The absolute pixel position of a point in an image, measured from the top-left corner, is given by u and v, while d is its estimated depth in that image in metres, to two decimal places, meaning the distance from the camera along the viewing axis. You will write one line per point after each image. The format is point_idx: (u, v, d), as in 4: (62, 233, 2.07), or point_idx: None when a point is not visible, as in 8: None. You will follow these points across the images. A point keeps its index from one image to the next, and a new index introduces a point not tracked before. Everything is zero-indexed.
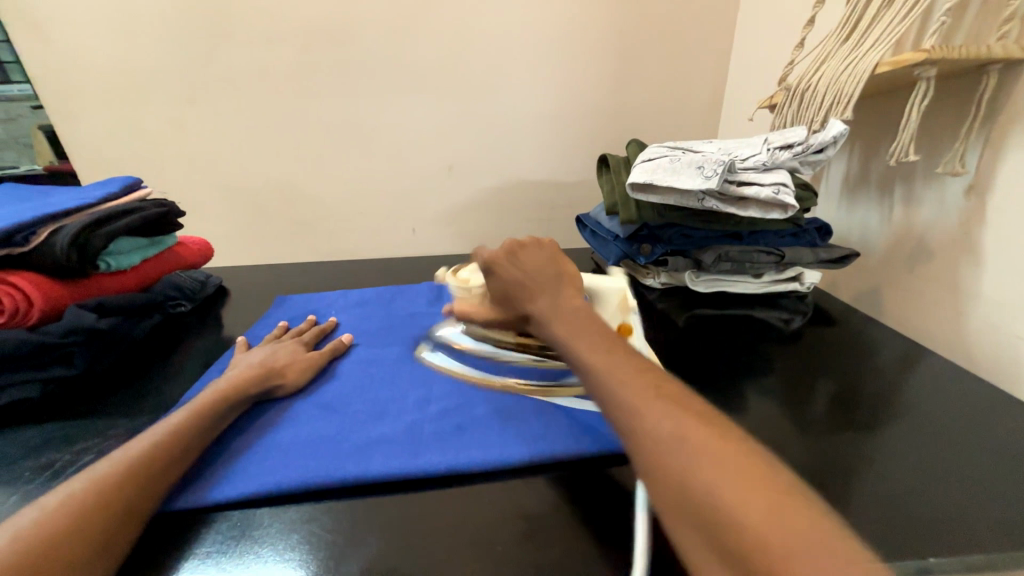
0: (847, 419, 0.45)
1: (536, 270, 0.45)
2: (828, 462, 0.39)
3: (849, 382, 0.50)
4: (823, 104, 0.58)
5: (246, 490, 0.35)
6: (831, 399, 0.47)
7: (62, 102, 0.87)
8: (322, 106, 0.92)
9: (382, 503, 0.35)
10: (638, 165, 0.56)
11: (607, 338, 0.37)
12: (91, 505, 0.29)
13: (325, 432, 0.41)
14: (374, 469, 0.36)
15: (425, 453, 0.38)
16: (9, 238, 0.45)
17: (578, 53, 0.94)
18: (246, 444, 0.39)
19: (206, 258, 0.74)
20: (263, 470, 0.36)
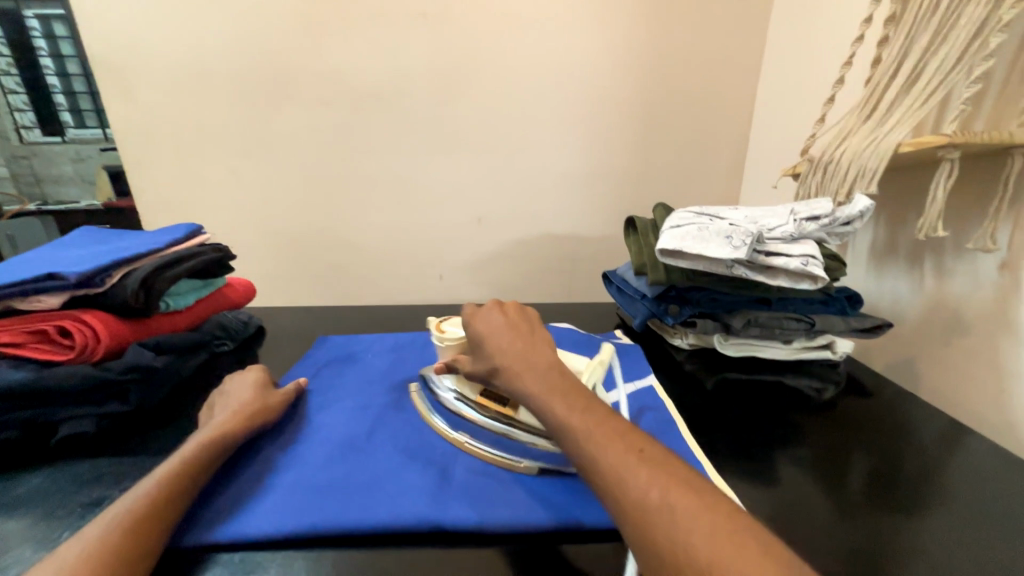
0: (886, 499, 0.43)
1: (511, 325, 0.48)
2: (868, 544, 0.38)
3: (886, 458, 0.48)
4: (847, 177, 0.60)
5: (269, 531, 0.36)
6: (868, 476, 0.46)
7: (137, 151, 0.97)
8: (367, 161, 0.99)
9: (387, 561, 0.35)
10: (666, 230, 0.58)
11: (584, 400, 0.38)
12: (100, 553, 0.30)
13: (335, 476, 0.41)
14: (394, 518, 0.37)
15: (446, 503, 0.38)
16: (87, 281, 0.49)
17: (606, 120, 1.01)
18: (258, 483, 0.41)
19: (249, 299, 0.77)
20: (287, 510, 0.37)
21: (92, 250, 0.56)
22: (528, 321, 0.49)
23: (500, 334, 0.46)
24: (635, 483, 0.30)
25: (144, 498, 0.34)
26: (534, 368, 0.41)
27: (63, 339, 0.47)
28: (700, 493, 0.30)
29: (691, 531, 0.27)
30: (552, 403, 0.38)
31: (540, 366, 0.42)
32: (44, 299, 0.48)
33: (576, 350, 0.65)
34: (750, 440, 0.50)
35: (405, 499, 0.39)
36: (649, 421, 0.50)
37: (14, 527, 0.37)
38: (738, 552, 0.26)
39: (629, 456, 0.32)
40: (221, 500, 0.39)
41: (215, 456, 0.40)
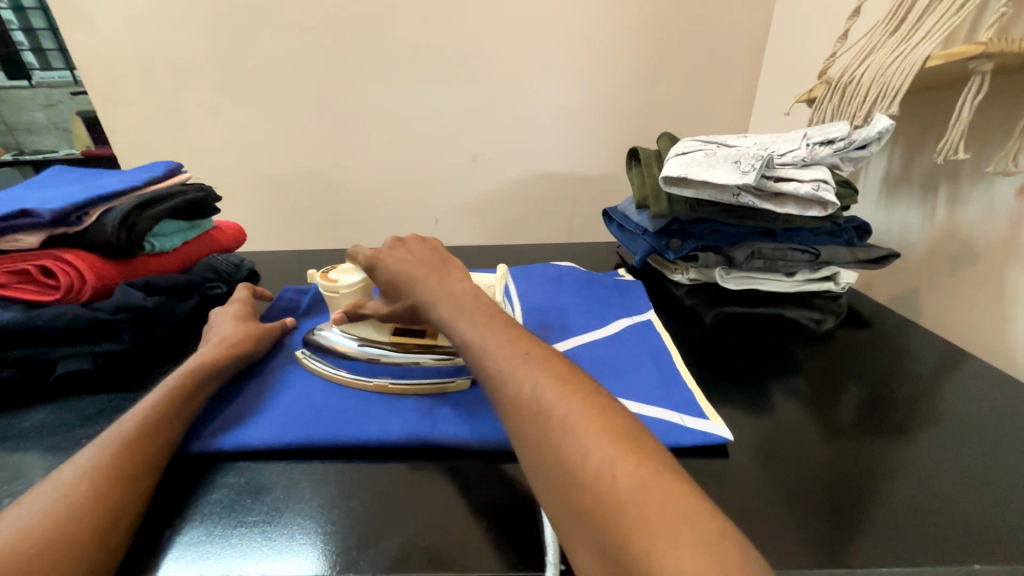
0: (874, 422, 0.44)
1: (422, 258, 0.47)
2: (852, 462, 0.39)
3: (876, 384, 0.49)
4: (867, 98, 0.56)
5: (268, 442, 0.38)
6: (859, 402, 0.47)
7: (105, 89, 0.90)
8: (351, 95, 0.93)
9: (385, 472, 0.37)
10: (672, 158, 0.54)
11: (488, 314, 0.39)
12: (100, 472, 0.31)
13: (324, 401, 0.42)
14: (384, 435, 0.38)
15: (431, 423, 0.39)
16: (65, 218, 0.47)
17: (609, 44, 0.93)
18: (253, 407, 0.42)
19: (239, 243, 0.75)
20: (284, 424, 0.39)
21: (66, 189, 0.53)
22: (442, 251, 0.49)
23: (409, 266, 0.45)
24: (514, 379, 0.32)
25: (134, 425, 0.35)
26: (441, 293, 0.42)
27: (48, 279, 0.46)
28: (563, 382, 0.31)
29: (551, 415, 0.29)
30: (456, 321, 0.39)
31: (441, 291, 0.42)
32: (22, 238, 0.46)
33: (577, 287, 0.65)
34: (741, 370, 0.51)
35: (397, 419, 0.40)
36: (643, 354, 0.50)
37: (24, 460, 0.38)
38: (586, 428, 0.28)
39: (510, 357, 0.33)
40: (220, 421, 0.40)
41: (203, 385, 0.40)
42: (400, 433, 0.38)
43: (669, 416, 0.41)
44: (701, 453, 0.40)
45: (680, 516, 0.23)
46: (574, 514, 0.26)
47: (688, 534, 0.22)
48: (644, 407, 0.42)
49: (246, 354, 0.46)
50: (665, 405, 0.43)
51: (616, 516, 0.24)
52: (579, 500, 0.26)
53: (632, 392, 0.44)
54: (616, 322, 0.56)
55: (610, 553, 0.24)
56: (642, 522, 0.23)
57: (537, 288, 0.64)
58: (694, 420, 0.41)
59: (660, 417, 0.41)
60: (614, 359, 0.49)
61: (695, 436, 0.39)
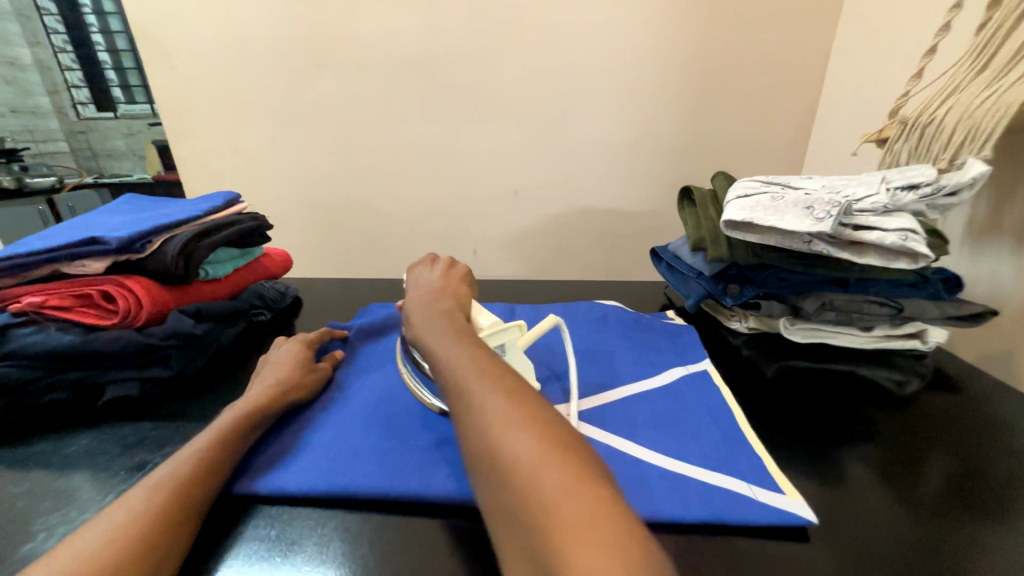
0: (967, 503, 0.38)
1: (427, 288, 0.48)
2: (934, 548, 0.34)
3: (969, 459, 0.43)
4: (950, 141, 0.52)
5: (305, 487, 0.36)
6: (949, 478, 0.40)
7: (179, 122, 0.97)
8: (401, 129, 0.96)
9: (421, 531, 0.34)
10: (732, 200, 0.51)
11: (462, 334, 0.38)
12: (145, 512, 0.30)
13: (355, 443, 0.40)
14: (425, 489, 0.35)
15: (471, 478, 0.36)
16: (130, 246, 0.49)
17: (657, 82, 0.92)
18: (289, 447, 0.40)
19: (286, 269, 0.76)
20: (321, 467, 0.38)
21: (134, 217, 0.56)
22: (468, 280, 0.51)
23: (419, 293, 0.47)
24: (467, 388, 0.32)
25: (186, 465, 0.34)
26: (431, 316, 0.42)
27: (108, 304, 0.47)
28: (508, 391, 0.31)
29: (489, 421, 0.29)
30: (431, 337, 0.39)
31: (437, 315, 0.42)
32: (90, 263, 0.48)
33: (623, 329, 0.61)
34: (807, 433, 0.45)
35: (434, 470, 0.37)
36: (702, 411, 0.45)
37: (63, 489, 0.38)
38: (519, 432, 0.27)
39: (468, 371, 0.33)
40: (260, 461, 0.38)
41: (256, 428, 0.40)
42: (437, 489, 0.35)
43: (736, 485, 0.37)
44: (777, 533, 0.34)
45: (594, 517, 0.23)
46: (506, 518, 0.25)
47: (600, 534, 0.22)
48: (708, 473, 0.38)
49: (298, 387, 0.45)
50: (731, 472, 0.38)
51: (540, 522, 0.23)
52: (509, 504, 0.25)
53: (691, 454, 0.40)
54: (668, 371, 0.52)
55: (530, 558, 0.23)
56: (562, 526, 0.23)
57: (579, 328, 0.61)
58: (766, 493, 0.36)
59: (724, 486, 0.37)
60: (670, 415, 0.45)
61: (768, 514, 0.34)
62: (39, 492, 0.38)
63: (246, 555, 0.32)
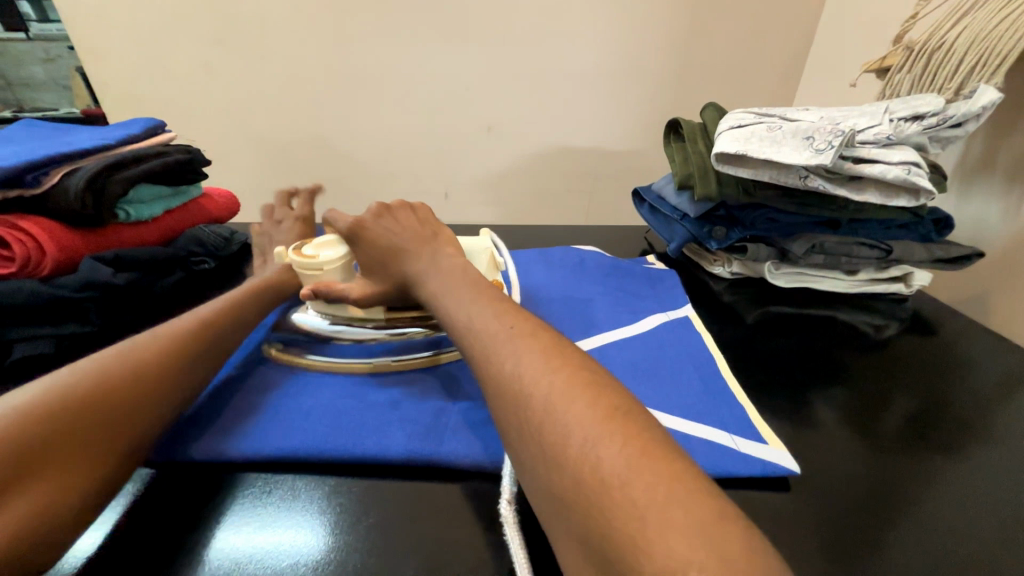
0: (929, 440, 0.38)
1: (409, 232, 0.43)
2: (885, 480, 0.34)
3: (935, 398, 0.43)
4: (960, 68, 0.47)
5: (243, 450, 0.32)
6: (914, 417, 0.41)
7: (89, 38, 0.82)
8: (356, 50, 0.84)
9: (382, 490, 0.31)
10: (725, 131, 0.46)
11: (476, 288, 0.36)
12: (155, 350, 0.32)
13: (314, 403, 0.37)
14: (375, 447, 0.33)
15: (425, 436, 0.34)
16: (19, 178, 0.41)
17: (646, 1, 0.82)
18: (239, 401, 0.37)
19: (233, 214, 0.69)
20: (265, 430, 0.34)
21: (26, 145, 0.46)
22: (433, 220, 0.46)
23: (399, 236, 0.42)
24: (498, 357, 0.29)
25: (85, 389, 0.28)
26: (435, 268, 0.39)
27: (3, 250, 0.40)
28: (550, 358, 0.28)
29: (532, 393, 0.26)
30: (443, 296, 0.36)
31: (441, 267, 0.39)
32: None
33: (606, 277, 0.58)
34: (780, 376, 0.44)
35: (396, 429, 0.34)
36: (684, 360, 0.43)
37: None
38: (571, 406, 0.25)
39: (495, 336, 0.31)
40: (195, 416, 0.35)
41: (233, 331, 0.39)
42: (394, 454, 0.32)
43: (719, 437, 0.35)
44: (762, 484, 0.33)
45: (670, 497, 0.20)
46: (554, 496, 0.23)
47: (680, 516, 0.20)
48: (687, 424, 0.36)
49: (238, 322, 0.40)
50: (713, 423, 0.36)
51: (597, 500, 0.21)
52: (558, 479, 0.23)
53: (671, 405, 0.38)
54: (649, 319, 0.49)
55: (592, 548, 0.21)
56: (626, 503, 0.21)
57: (557, 274, 0.58)
58: (751, 444, 0.35)
59: (706, 440, 0.35)
60: (647, 364, 0.42)
61: (745, 459, 0.33)
62: None
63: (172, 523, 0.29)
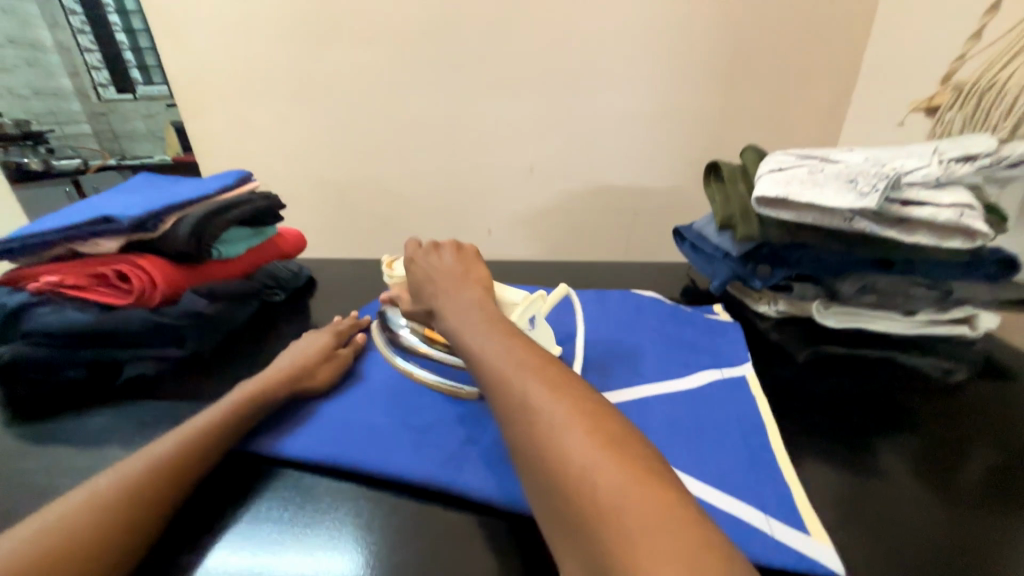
0: (1015, 501, 0.35)
1: (445, 269, 0.45)
2: (966, 540, 0.32)
3: (1021, 455, 0.39)
4: (1015, 108, 0.47)
5: (320, 456, 0.37)
6: (997, 474, 0.38)
7: (192, 100, 0.96)
8: (412, 104, 0.93)
9: (435, 513, 0.34)
10: (765, 174, 0.48)
11: (493, 320, 0.37)
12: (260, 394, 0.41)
13: (378, 421, 0.40)
14: (418, 473, 0.35)
15: (467, 466, 0.36)
16: (142, 225, 0.48)
17: (683, 50, 0.86)
18: (314, 417, 0.41)
19: (301, 250, 0.76)
20: (335, 444, 0.38)
21: (145, 196, 0.55)
22: (474, 259, 0.48)
23: (438, 273, 0.45)
24: (508, 383, 0.31)
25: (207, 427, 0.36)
26: (458, 302, 0.40)
27: (123, 284, 0.47)
28: (554, 386, 0.29)
29: (537, 419, 0.28)
30: (463, 326, 0.38)
31: (465, 302, 0.40)
32: (103, 242, 0.48)
33: (657, 321, 0.57)
34: (838, 419, 0.43)
35: (446, 458, 0.37)
36: (728, 416, 0.41)
37: (86, 461, 0.38)
38: (572, 433, 0.26)
39: (505, 363, 0.32)
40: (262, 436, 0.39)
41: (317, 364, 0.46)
42: (445, 479, 0.35)
43: (752, 518, 0.32)
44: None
45: (661, 524, 0.22)
46: (560, 519, 0.25)
47: (670, 541, 0.21)
48: (723, 496, 0.34)
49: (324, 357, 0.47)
50: (750, 500, 0.34)
51: (596, 524, 0.23)
52: (563, 503, 0.25)
53: (704, 470, 0.36)
54: (701, 373, 0.47)
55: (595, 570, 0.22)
56: (624, 529, 0.22)
57: (601, 311, 0.60)
58: (787, 531, 0.32)
59: (739, 518, 0.32)
60: (689, 415, 0.42)
61: (783, 510, 0.33)
62: (58, 467, 0.38)
63: (241, 533, 0.32)
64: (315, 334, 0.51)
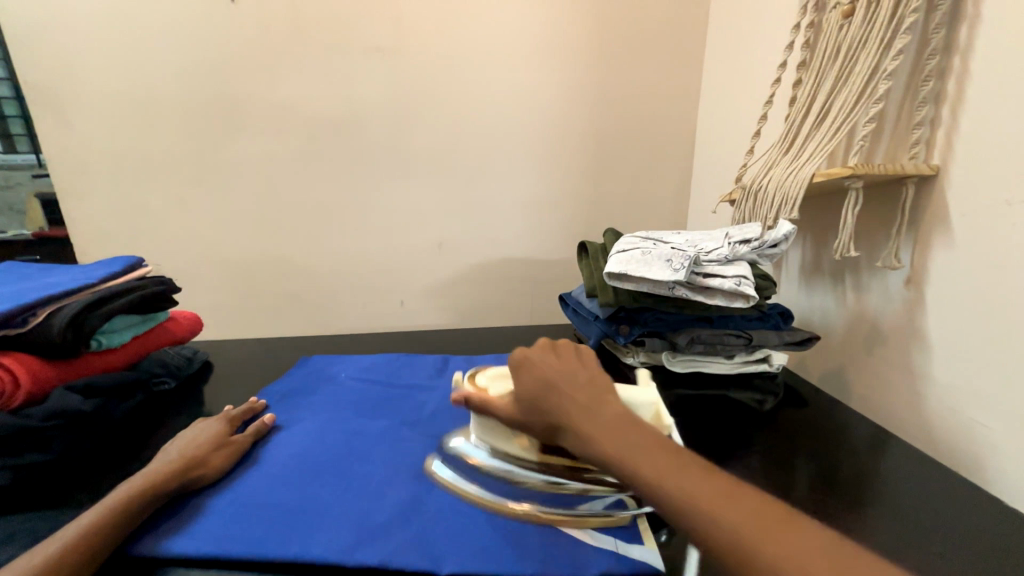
0: (825, 504, 0.45)
1: (564, 373, 0.42)
2: None
3: (825, 465, 0.51)
4: (773, 204, 0.66)
5: (210, 551, 0.36)
6: (808, 482, 0.48)
7: (78, 181, 0.93)
8: (321, 187, 0.99)
9: None
10: (614, 255, 0.61)
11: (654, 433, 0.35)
12: (170, 471, 0.42)
13: (280, 508, 0.41)
14: (315, 554, 0.36)
15: (368, 542, 0.37)
16: (10, 320, 0.46)
17: (559, 148, 1.05)
18: (205, 508, 0.41)
19: (195, 333, 0.73)
20: (229, 535, 0.38)
21: (16, 286, 0.53)
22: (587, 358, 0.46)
23: (556, 378, 0.42)
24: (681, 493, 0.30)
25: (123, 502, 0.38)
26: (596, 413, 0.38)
27: None
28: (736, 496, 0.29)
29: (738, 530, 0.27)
30: (618, 444, 0.35)
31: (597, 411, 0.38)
32: None
33: None
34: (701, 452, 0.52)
35: (345, 532, 0.38)
36: None
37: None
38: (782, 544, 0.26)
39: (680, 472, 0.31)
40: (145, 538, 0.38)
41: (213, 447, 0.47)
42: (341, 552, 0.36)
43: (605, 541, 0.38)
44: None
45: None
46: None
47: None
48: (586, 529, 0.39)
49: (216, 444, 0.47)
50: (608, 528, 0.40)
51: None
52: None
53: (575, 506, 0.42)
54: None
55: None
56: None
57: None
58: (630, 545, 0.38)
59: (593, 543, 0.38)
60: None
61: (630, 532, 0.39)
62: None
63: None
64: (205, 423, 0.51)
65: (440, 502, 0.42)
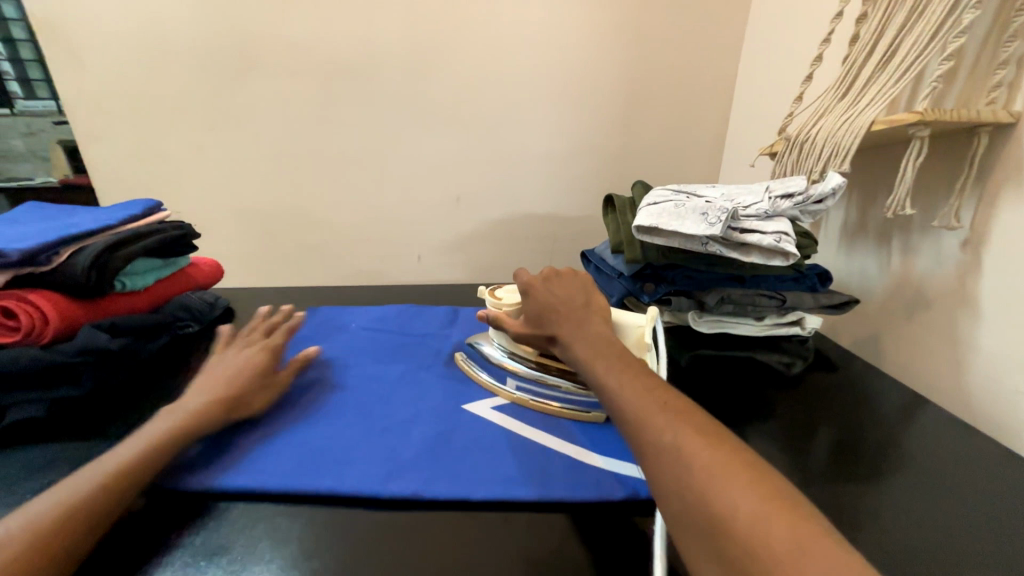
0: (850, 468, 0.44)
1: (567, 296, 0.50)
2: (831, 507, 0.39)
3: (851, 430, 0.50)
4: (821, 155, 0.60)
5: (244, 483, 0.37)
6: (833, 446, 0.47)
7: (94, 125, 0.92)
8: (336, 135, 0.95)
9: (361, 516, 0.36)
10: (644, 208, 0.57)
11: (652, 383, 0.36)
12: (214, 403, 0.42)
13: (308, 444, 0.42)
14: (347, 485, 0.37)
15: (397, 477, 0.38)
16: (33, 258, 0.46)
17: (585, 95, 0.98)
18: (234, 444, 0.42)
19: (216, 280, 0.74)
20: (260, 468, 0.39)
21: (39, 226, 0.53)
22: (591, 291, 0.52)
23: (559, 299, 0.49)
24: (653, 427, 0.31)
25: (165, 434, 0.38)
26: (585, 334, 0.44)
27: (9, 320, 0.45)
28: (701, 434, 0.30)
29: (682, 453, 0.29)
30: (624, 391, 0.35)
31: (586, 334, 0.44)
32: None
33: None
34: (721, 414, 0.51)
35: (374, 467, 0.39)
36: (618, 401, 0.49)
37: None
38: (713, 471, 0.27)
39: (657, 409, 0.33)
40: (181, 469, 0.39)
41: (255, 378, 0.47)
42: (372, 486, 0.37)
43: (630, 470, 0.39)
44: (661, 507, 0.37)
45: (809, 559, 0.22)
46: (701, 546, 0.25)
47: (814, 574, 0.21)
48: (610, 461, 0.40)
49: (259, 376, 0.48)
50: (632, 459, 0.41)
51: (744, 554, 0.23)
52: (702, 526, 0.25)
53: (599, 443, 0.43)
54: None
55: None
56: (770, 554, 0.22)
57: None
58: None
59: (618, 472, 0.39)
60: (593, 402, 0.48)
61: None
62: None
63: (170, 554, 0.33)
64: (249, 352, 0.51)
65: (466, 440, 0.43)
